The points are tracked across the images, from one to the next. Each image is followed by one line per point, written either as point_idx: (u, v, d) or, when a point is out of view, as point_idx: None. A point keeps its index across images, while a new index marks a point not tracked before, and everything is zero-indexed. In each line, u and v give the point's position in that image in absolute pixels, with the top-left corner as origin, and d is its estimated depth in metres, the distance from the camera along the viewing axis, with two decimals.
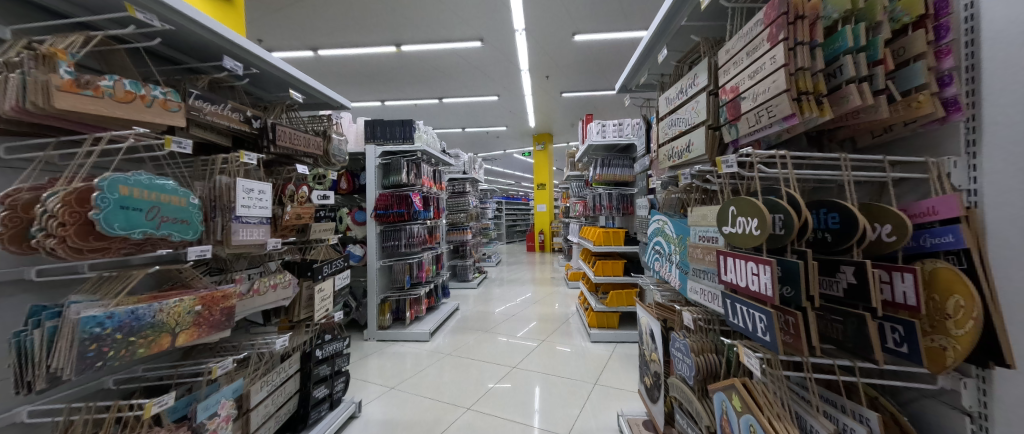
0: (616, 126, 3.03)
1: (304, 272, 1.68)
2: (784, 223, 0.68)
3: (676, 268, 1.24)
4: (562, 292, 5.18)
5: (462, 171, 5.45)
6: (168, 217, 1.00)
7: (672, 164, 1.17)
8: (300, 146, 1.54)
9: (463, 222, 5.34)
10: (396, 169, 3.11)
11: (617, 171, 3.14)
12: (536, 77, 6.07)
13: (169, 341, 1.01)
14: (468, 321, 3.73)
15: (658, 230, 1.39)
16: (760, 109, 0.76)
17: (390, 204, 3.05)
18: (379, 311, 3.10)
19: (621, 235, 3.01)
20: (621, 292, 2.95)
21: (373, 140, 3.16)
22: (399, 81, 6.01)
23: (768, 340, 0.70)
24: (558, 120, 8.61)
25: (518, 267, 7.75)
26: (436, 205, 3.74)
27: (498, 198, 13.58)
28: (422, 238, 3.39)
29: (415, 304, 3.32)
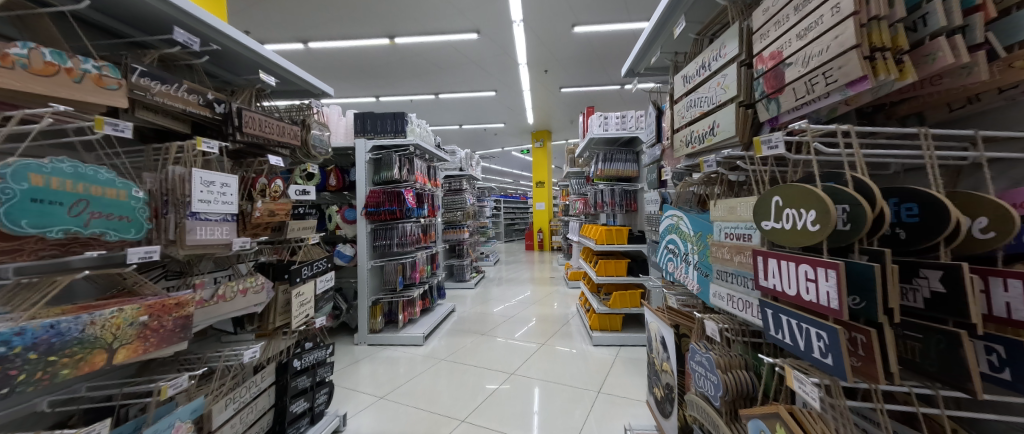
0: (619, 118, 2.88)
1: (281, 275, 1.52)
2: (851, 216, 0.53)
3: (695, 270, 1.10)
4: (562, 292, 5.04)
5: (458, 168, 5.29)
6: (101, 212, 0.86)
7: (691, 151, 1.02)
8: (273, 135, 1.38)
9: (459, 220, 5.19)
10: (387, 164, 2.96)
11: (620, 166, 2.99)
12: (535, 71, 5.92)
13: (105, 359, 0.87)
14: (465, 323, 3.58)
15: (671, 227, 1.25)
16: (814, 75, 0.61)
17: (381, 201, 2.90)
18: (371, 315, 2.95)
19: (624, 233, 2.86)
20: (624, 293, 2.81)
21: (363, 134, 2.99)
22: (393, 76, 5.83)
23: (830, 364, 0.56)
24: (556, 116, 8.46)
25: (517, 266, 7.60)
26: (430, 203, 3.58)
27: (496, 196, 13.43)
28: (416, 237, 3.23)
29: (409, 307, 3.16)
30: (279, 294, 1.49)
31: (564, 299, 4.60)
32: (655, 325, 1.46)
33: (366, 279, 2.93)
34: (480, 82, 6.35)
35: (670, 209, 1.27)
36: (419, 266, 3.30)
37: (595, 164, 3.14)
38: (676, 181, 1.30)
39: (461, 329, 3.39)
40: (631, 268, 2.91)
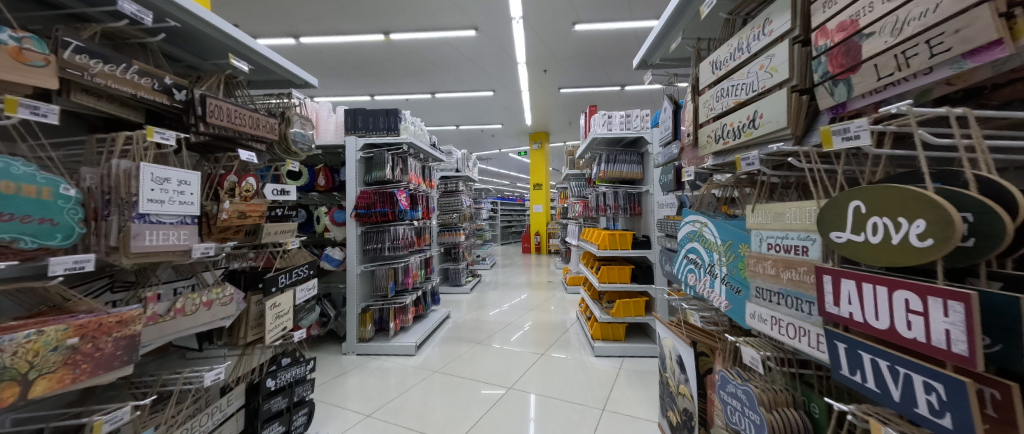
0: (623, 117, 2.75)
1: (254, 284, 1.36)
2: (982, 230, 0.39)
3: (724, 284, 0.96)
4: (560, 297, 4.89)
5: (455, 168, 5.14)
6: (12, 215, 0.70)
7: (724, 147, 0.88)
8: (245, 127, 1.22)
9: (455, 222, 5.04)
10: (380, 163, 2.80)
11: (623, 167, 2.86)
12: (534, 71, 5.79)
13: (17, 394, 0.71)
14: (459, 331, 3.41)
15: (692, 234, 1.12)
16: (912, 45, 0.48)
17: (372, 203, 2.73)
18: (360, 323, 2.78)
19: (628, 238, 2.72)
20: (628, 302, 2.67)
21: (354, 132, 2.82)
22: (388, 73, 5.67)
23: (947, 426, 0.42)
24: (555, 118, 8.36)
25: (513, 270, 7.44)
26: (424, 204, 3.42)
27: (493, 198, 13.28)
28: (409, 241, 3.07)
29: (401, 314, 3.00)
30: (251, 306, 1.33)
31: (563, 305, 4.45)
32: (670, 342, 1.32)
33: (355, 284, 2.76)
34: (477, 81, 6.22)
35: (691, 214, 1.13)
36: (412, 270, 3.14)
37: (598, 165, 3.00)
38: (698, 182, 1.16)
39: (456, 337, 3.22)
40: (635, 275, 2.77)
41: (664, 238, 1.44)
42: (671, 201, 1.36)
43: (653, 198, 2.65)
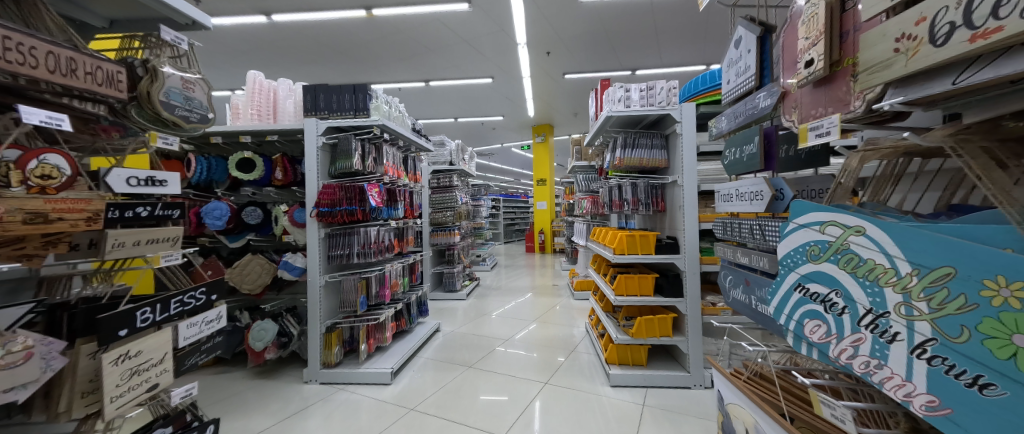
0: (644, 91, 2.22)
1: (89, 326, 0.86)
2: None
3: (924, 359, 0.45)
4: (567, 304, 4.36)
5: (448, 161, 4.66)
6: None
7: (974, 47, 0.36)
8: (44, 72, 0.73)
9: (449, 221, 4.56)
10: (345, 152, 2.31)
11: (643, 153, 2.32)
12: (536, 53, 5.27)
13: None
14: (449, 349, 2.89)
15: (815, 247, 0.60)
16: None
17: (336, 200, 2.24)
18: (324, 345, 2.29)
19: (651, 240, 2.20)
20: (652, 319, 2.15)
21: (314, 113, 2.32)
22: (376, 57, 5.19)
23: None
24: (559, 108, 7.83)
25: (516, 272, 6.93)
26: (407, 201, 2.93)
27: (496, 195, 12.77)
28: (385, 244, 2.58)
29: (377, 332, 2.52)
30: (79, 360, 0.84)
31: (571, 314, 3.93)
32: (747, 417, 0.80)
33: (318, 299, 2.27)
34: (474, 66, 5.71)
35: (809, 209, 0.61)
36: (392, 280, 2.66)
37: (611, 152, 2.47)
38: (803, 156, 0.76)
39: (443, 357, 2.71)
40: (660, 285, 2.24)
41: (732, 248, 0.91)
42: (755, 187, 0.78)
43: (683, 190, 2.12)
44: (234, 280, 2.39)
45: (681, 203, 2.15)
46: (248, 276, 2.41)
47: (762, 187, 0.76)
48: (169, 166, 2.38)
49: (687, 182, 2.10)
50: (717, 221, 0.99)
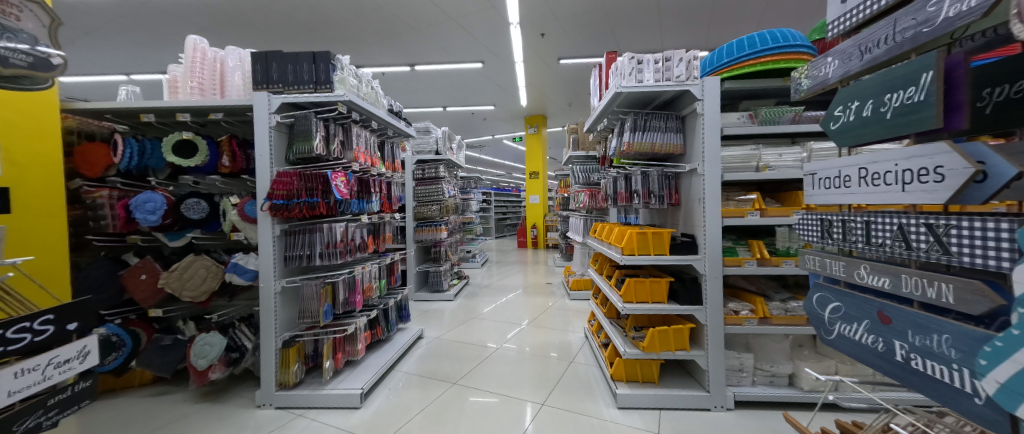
0: (660, 63, 1.87)
1: None
2: None
3: None
4: (563, 305, 4.05)
5: (434, 150, 4.29)
6: None
7: None
8: None
9: (435, 215, 4.20)
10: (303, 132, 1.91)
11: (656, 137, 2.00)
12: (529, 35, 4.90)
13: None
14: (431, 361, 2.54)
15: None
16: None
17: (294, 190, 1.88)
18: (281, 363, 1.93)
19: (665, 238, 1.89)
20: (667, 330, 1.84)
21: (265, 86, 1.91)
22: (354, 36, 4.75)
23: None
24: (553, 98, 7.50)
25: (507, 269, 6.61)
26: (383, 193, 2.56)
27: (487, 189, 12.41)
28: (357, 243, 2.21)
29: (346, 344, 2.16)
30: None
31: (566, 316, 3.62)
32: None
33: (272, 309, 1.91)
34: (463, 50, 5.32)
35: None
36: (365, 284, 2.29)
37: (619, 135, 2.14)
38: (989, 112, 0.48)
39: (424, 372, 2.37)
40: (675, 290, 1.94)
41: (847, 259, 0.68)
42: (915, 162, 0.53)
43: (704, 181, 1.82)
44: (173, 285, 2.01)
45: (701, 195, 1.84)
46: (190, 281, 2.03)
47: (939, 158, 0.49)
48: (91, 149, 1.96)
49: (710, 170, 1.79)
50: (814, 216, 0.75)
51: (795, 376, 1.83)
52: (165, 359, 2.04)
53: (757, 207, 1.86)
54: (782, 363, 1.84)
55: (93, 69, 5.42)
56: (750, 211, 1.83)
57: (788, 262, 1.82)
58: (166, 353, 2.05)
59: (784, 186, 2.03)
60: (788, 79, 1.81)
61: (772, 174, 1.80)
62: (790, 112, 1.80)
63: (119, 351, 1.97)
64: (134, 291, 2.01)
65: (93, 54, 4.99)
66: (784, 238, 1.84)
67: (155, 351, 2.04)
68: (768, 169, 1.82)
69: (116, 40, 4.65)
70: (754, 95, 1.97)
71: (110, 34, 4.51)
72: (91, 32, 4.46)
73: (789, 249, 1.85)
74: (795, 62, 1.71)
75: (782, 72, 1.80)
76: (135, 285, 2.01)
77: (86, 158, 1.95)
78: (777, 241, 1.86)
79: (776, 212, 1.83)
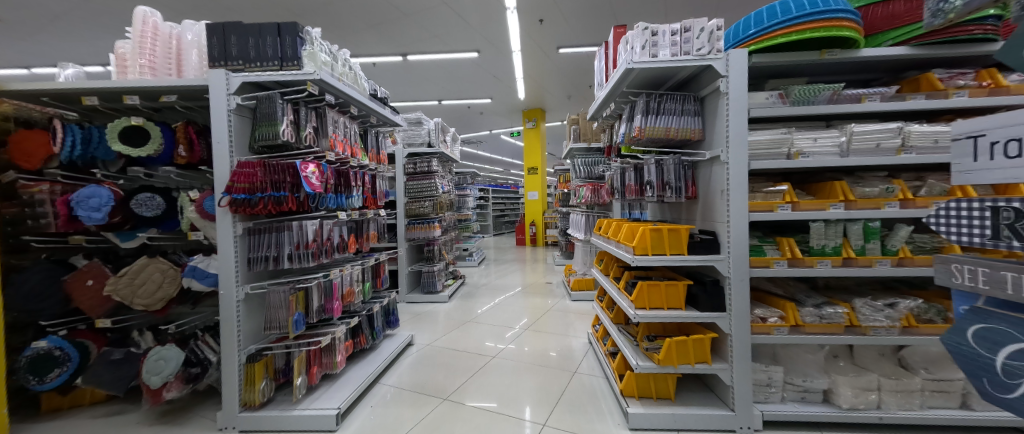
0: (678, 34, 1.60)
1: None
2: None
3: None
4: (563, 306, 3.83)
5: (426, 143, 4.05)
6: None
7: None
8: None
9: (428, 212, 3.96)
10: (266, 116, 1.65)
11: (670, 121, 1.76)
12: (527, 21, 4.64)
13: None
14: (419, 372, 2.30)
15: None
16: None
17: (257, 183, 1.63)
18: (245, 381, 1.69)
19: (681, 235, 1.66)
20: (684, 341, 1.62)
21: (223, 63, 1.66)
22: (341, 22, 4.48)
23: None
24: (552, 90, 7.26)
25: (505, 267, 6.37)
26: (365, 187, 2.32)
27: (485, 185, 12.18)
28: (335, 243, 1.98)
29: (324, 356, 1.92)
30: None
31: (567, 319, 3.39)
32: None
33: (234, 318, 1.66)
34: (458, 38, 5.07)
35: None
36: (345, 289, 2.04)
37: (628, 120, 1.90)
38: None
39: (411, 385, 2.13)
40: (693, 295, 1.71)
41: None
42: None
43: (727, 170, 1.59)
44: (122, 293, 1.76)
45: (724, 186, 1.61)
46: (142, 288, 1.78)
47: None
48: (27, 137, 1.70)
49: (735, 157, 1.56)
50: (987, 203, 0.60)
51: (831, 393, 1.61)
52: (115, 375, 1.80)
53: (787, 200, 1.63)
54: (816, 377, 1.61)
55: (68, 59, 5.13)
56: (780, 205, 1.59)
57: (823, 262, 1.59)
58: (117, 369, 1.80)
59: (816, 176, 1.79)
60: (826, 52, 1.54)
61: (807, 161, 1.56)
62: (828, 89, 1.55)
63: (63, 366, 1.73)
64: (79, 299, 1.76)
65: (67, 45, 4.72)
66: (819, 235, 1.61)
67: (104, 367, 1.79)
68: (801, 156, 1.58)
69: (89, 29, 4.37)
70: (782, 72, 1.72)
71: (81, 22, 4.22)
72: (62, 20, 4.18)
73: (825, 248, 1.61)
74: (835, 30, 1.46)
75: (818, 44, 1.56)
76: (80, 292, 1.77)
77: (22, 147, 1.69)
78: (810, 238, 1.63)
79: (809, 206, 1.60)
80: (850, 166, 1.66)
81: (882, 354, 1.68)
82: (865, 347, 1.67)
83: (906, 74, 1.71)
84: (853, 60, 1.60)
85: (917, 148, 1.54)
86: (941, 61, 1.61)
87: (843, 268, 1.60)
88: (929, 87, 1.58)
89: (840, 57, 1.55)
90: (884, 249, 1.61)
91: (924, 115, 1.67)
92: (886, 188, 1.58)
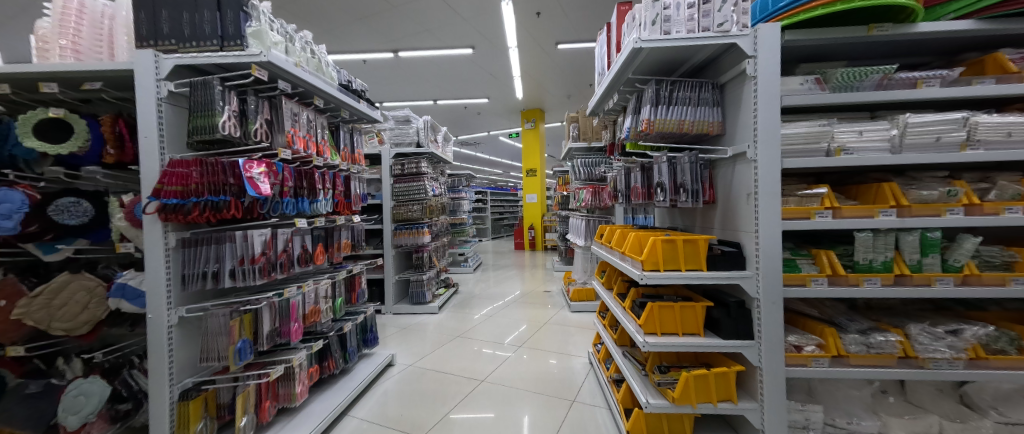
0: (695, 6, 1.33)
1: None
2: None
3: None
4: (562, 318, 3.55)
5: (415, 142, 3.80)
6: None
7: None
8: None
9: (417, 216, 3.69)
10: (202, 106, 1.37)
11: (683, 112, 1.50)
12: (524, 14, 4.40)
13: None
14: (396, 400, 2.02)
15: None
16: None
17: (191, 187, 1.35)
18: (177, 424, 1.39)
19: (698, 247, 1.39)
20: (704, 376, 1.34)
21: (153, 43, 1.39)
22: (327, 16, 4.23)
23: None
24: (551, 89, 7.02)
25: (502, 274, 6.08)
26: (337, 190, 2.05)
27: (483, 188, 11.93)
28: (295, 254, 1.70)
29: (279, 387, 1.65)
30: None
31: (567, 333, 3.11)
32: None
33: (165, 348, 1.39)
34: (451, 34, 4.83)
35: None
36: (307, 309, 1.76)
37: (633, 111, 1.64)
38: None
39: (383, 418, 1.86)
40: (712, 319, 1.44)
41: None
42: None
43: (753, 169, 1.33)
44: (37, 316, 1.47)
45: (751, 189, 1.34)
46: (61, 310, 1.50)
47: None
48: None
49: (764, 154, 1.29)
50: None
51: None
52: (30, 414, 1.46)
53: (826, 205, 1.36)
54: (864, 419, 1.33)
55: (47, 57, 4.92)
56: (819, 211, 1.32)
57: (872, 280, 1.32)
58: (34, 405, 1.49)
59: (856, 176, 1.52)
60: (874, 27, 1.28)
61: (851, 159, 1.30)
62: (876, 72, 1.29)
63: None
64: None
65: None
66: (865, 247, 1.34)
67: (17, 404, 1.48)
68: (843, 153, 1.32)
69: None
70: (816, 55, 1.46)
71: None
72: None
73: (873, 263, 1.34)
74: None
75: (865, 17, 1.29)
76: None
77: None
78: (855, 252, 1.36)
79: (853, 213, 1.33)
80: (901, 164, 1.39)
81: (941, 388, 1.40)
82: (920, 380, 1.39)
83: (964, 56, 1.45)
84: (904, 38, 1.33)
85: (986, 142, 1.27)
86: (1011, 39, 1.34)
87: (895, 287, 1.32)
88: (997, 70, 1.31)
89: (891, 33, 1.28)
90: (944, 265, 1.34)
91: (988, 103, 1.39)
92: (947, 190, 1.31)
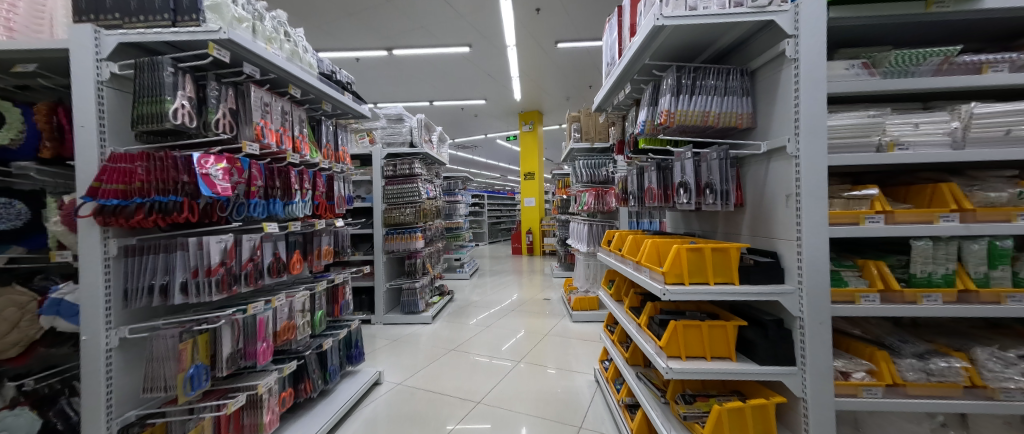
0: None
1: None
2: None
3: None
4: (563, 329, 3.34)
5: (408, 142, 3.60)
6: None
7: None
8: None
9: (409, 220, 3.48)
10: (148, 90, 1.16)
11: (709, 102, 1.30)
12: (523, 11, 4.24)
13: None
14: (380, 427, 1.80)
15: None
16: None
17: (132, 186, 1.13)
18: None
19: (730, 257, 1.20)
20: (741, 409, 1.13)
21: (93, 18, 1.19)
22: (317, 10, 4.04)
23: None
24: (549, 90, 6.87)
25: (499, 280, 5.86)
26: (317, 191, 1.84)
27: (480, 192, 11.74)
28: (264, 265, 1.49)
29: (244, 417, 1.40)
30: None
31: (568, 346, 2.90)
32: None
33: (102, 376, 1.17)
34: (447, 31, 4.66)
35: None
36: (278, 326, 1.54)
37: (650, 103, 1.45)
38: None
39: None
40: (745, 340, 1.24)
41: None
42: None
43: (795, 167, 1.14)
44: None
45: (791, 189, 1.15)
46: None
47: None
48: None
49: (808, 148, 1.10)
50: None
51: None
52: None
53: (877, 209, 1.17)
54: None
55: None
56: (870, 216, 1.14)
57: (932, 297, 1.13)
58: None
59: (903, 176, 1.34)
60: (933, 3, 1.11)
61: (908, 155, 1.11)
62: (937, 54, 1.11)
63: None
64: None
65: None
66: (924, 258, 1.16)
67: None
68: (898, 148, 1.13)
69: None
70: (859, 38, 1.28)
71: None
72: None
73: (932, 277, 1.16)
74: None
75: None
76: None
77: None
78: (911, 263, 1.17)
79: (909, 217, 1.15)
80: (960, 162, 1.21)
81: (1009, 421, 1.21)
82: (985, 412, 1.20)
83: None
84: (964, 17, 1.16)
85: None
86: None
87: (959, 305, 1.14)
88: None
89: (952, 10, 1.11)
90: (1013, 279, 1.16)
91: None
92: (1019, 192, 1.13)
